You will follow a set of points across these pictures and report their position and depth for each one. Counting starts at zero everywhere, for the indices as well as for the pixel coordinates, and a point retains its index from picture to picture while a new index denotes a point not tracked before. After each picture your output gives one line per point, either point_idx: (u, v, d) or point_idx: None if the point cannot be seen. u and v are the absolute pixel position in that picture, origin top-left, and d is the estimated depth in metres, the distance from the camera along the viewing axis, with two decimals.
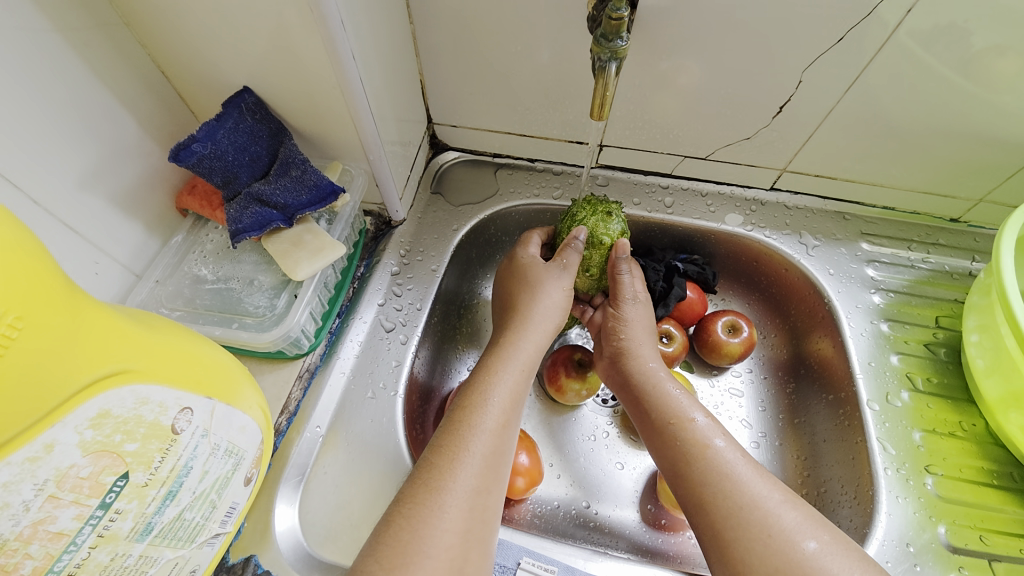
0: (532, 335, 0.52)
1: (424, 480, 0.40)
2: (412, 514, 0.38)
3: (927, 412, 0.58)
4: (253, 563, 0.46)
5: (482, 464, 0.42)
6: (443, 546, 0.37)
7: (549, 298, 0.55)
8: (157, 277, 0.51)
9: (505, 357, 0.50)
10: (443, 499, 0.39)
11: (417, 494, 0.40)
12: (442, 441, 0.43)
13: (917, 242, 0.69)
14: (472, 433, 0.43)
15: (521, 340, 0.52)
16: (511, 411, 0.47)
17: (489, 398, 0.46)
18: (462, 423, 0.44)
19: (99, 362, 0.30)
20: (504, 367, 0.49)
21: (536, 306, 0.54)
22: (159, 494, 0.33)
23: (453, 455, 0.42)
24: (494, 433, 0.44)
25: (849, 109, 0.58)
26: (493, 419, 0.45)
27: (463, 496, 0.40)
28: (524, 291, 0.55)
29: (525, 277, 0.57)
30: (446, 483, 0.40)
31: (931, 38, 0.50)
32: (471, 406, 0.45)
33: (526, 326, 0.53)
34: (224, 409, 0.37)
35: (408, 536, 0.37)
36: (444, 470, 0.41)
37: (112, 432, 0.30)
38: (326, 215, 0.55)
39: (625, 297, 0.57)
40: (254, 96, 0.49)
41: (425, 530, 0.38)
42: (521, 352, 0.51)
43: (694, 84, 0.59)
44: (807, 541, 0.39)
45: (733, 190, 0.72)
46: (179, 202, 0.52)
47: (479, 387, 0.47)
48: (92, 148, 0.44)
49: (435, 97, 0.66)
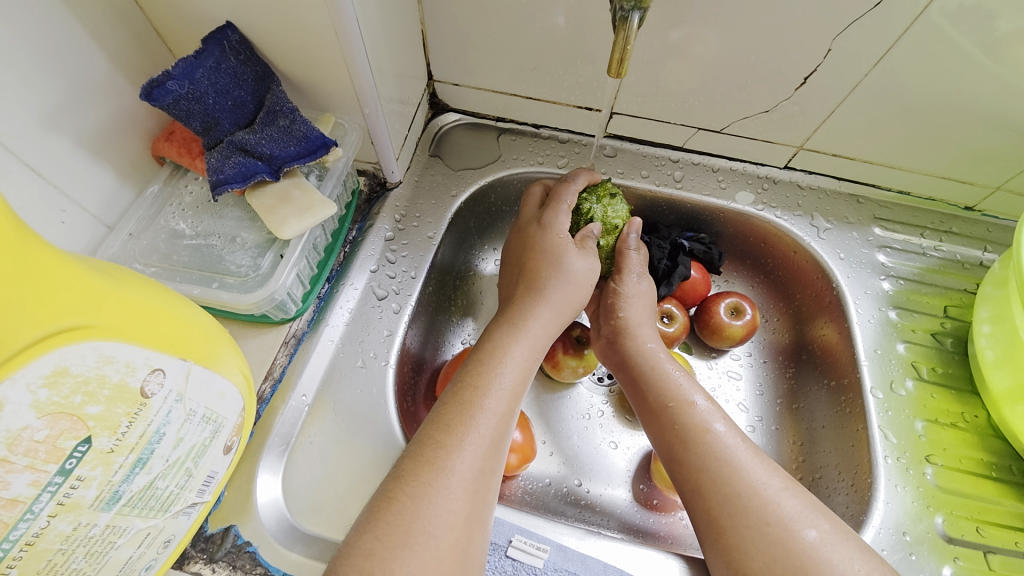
0: (544, 317, 0.50)
1: (427, 458, 0.38)
2: (415, 493, 0.36)
3: (930, 402, 0.57)
4: (233, 533, 0.44)
5: (488, 445, 0.40)
6: (447, 527, 0.35)
7: (574, 279, 0.52)
8: (130, 231, 0.47)
9: (518, 336, 0.48)
10: (447, 479, 0.37)
11: (420, 473, 0.37)
12: (446, 418, 0.41)
13: (930, 229, 0.66)
14: (481, 413, 0.41)
15: (532, 321, 0.49)
16: (519, 395, 0.44)
17: (500, 378, 0.44)
18: (470, 402, 0.42)
19: (55, 316, 0.27)
20: (515, 346, 0.47)
21: (557, 285, 0.51)
22: (127, 461, 0.31)
23: (459, 434, 0.39)
24: (502, 416, 0.42)
25: (873, 87, 0.55)
26: (500, 398, 0.43)
27: (468, 476, 0.38)
28: (546, 264, 0.52)
29: (548, 249, 0.53)
30: (451, 463, 0.38)
31: (961, 16, 0.47)
32: (481, 385, 0.43)
33: (540, 306, 0.50)
34: (201, 372, 0.34)
35: (410, 516, 0.35)
36: (449, 449, 0.38)
37: (71, 393, 0.27)
38: (316, 170, 0.52)
39: (629, 271, 0.56)
40: (237, 34, 0.45)
41: (427, 510, 0.35)
42: (534, 332, 0.48)
43: (709, 55, 0.55)
44: (808, 530, 0.38)
45: (745, 166, 0.69)
46: (155, 149, 0.48)
47: (488, 365, 0.44)
48: (56, 83, 0.39)
49: (436, 51, 0.62)
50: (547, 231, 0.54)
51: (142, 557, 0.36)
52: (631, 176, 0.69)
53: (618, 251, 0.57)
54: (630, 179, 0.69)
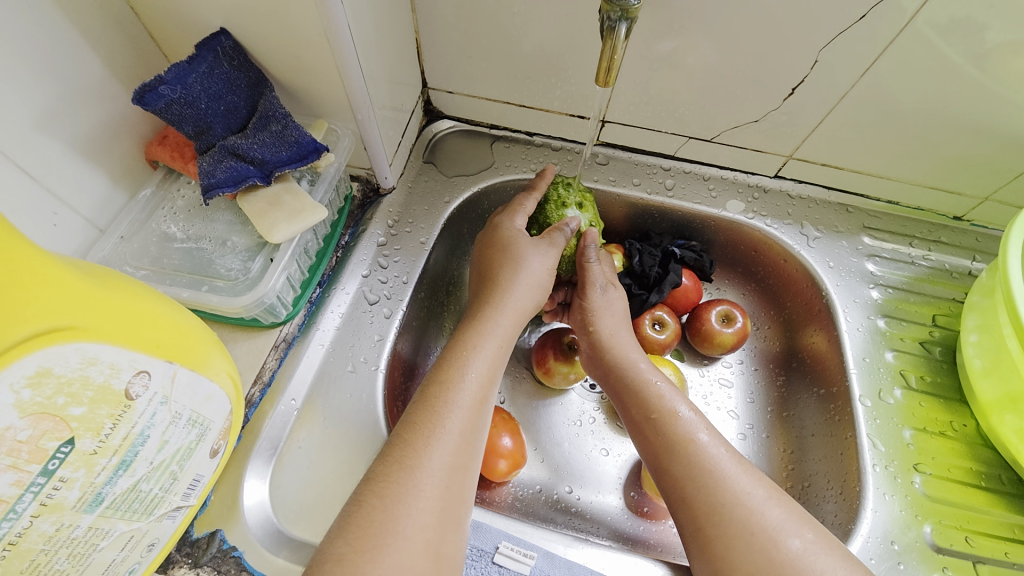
0: (509, 311, 0.50)
1: (396, 458, 0.38)
2: (386, 494, 0.36)
3: (919, 411, 0.58)
4: (218, 538, 0.43)
5: (456, 442, 0.40)
6: (418, 526, 0.35)
7: (532, 270, 0.52)
8: (121, 234, 0.47)
9: (482, 332, 0.47)
10: (416, 478, 0.37)
11: (390, 473, 0.37)
12: (414, 417, 0.41)
13: (919, 238, 0.67)
14: (447, 409, 0.41)
15: (498, 316, 0.49)
16: (486, 389, 0.44)
17: (465, 374, 0.44)
18: (436, 399, 0.42)
19: (37, 317, 0.26)
20: (481, 342, 0.47)
21: (518, 276, 0.51)
22: (111, 463, 0.31)
23: (425, 432, 0.39)
24: (470, 410, 0.42)
25: (861, 98, 0.56)
26: (468, 397, 0.42)
27: (437, 474, 0.38)
28: (504, 261, 0.52)
29: (507, 247, 0.53)
30: (419, 461, 0.38)
31: (948, 29, 0.48)
32: (446, 380, 0.43)
33: (504, 300, 0.50)
34: (187, 375, 0.34)
35: (381, 517, 0.35)
36: (417, 447, 0.38)
37: (54, 394, 0.27)
38: (308, 175, 0.52)
39: (592, 284, 0.56)
40: (232, 40, 0.45)
41: (398, 510, 0.35)
42: (496, 325, 0.48)
43: (702, 66, 0.56)
44: (791, 539, 0.38)
45: (736, 175, 0.69)
46: (148, 153, 0.49)
47: (454, 362, 0.44)
48: (50, 86, 0.40)
49: (431, 59, 0.62)
50: (503, 231, 0.55)
51: (126, 560, 0.35)
52: (623, 183, 0.69)
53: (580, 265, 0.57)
54: (622, 186, 0.69)
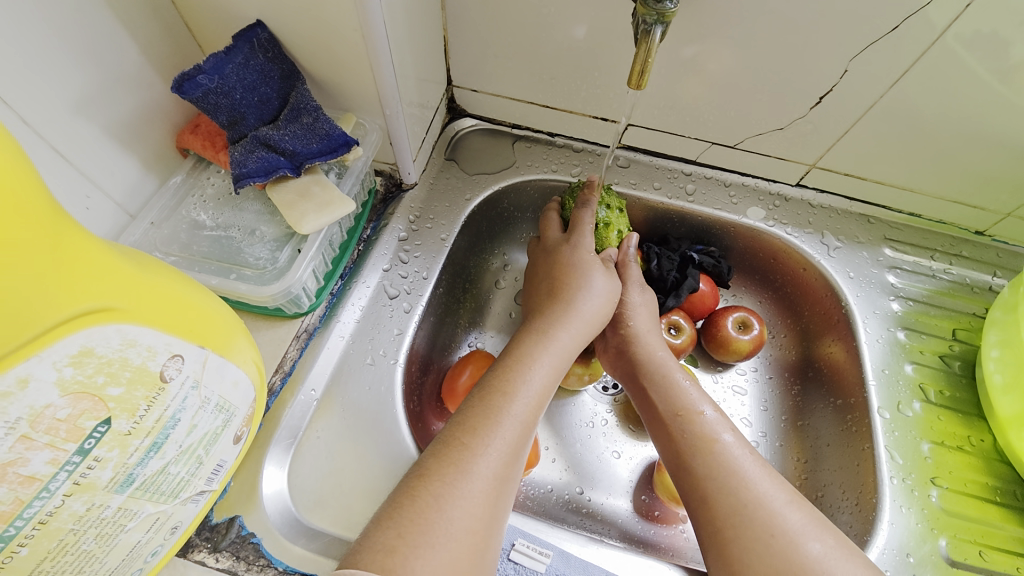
0: (573, 327, 0.50)
1: (452, 459, 0.38)
2: (439, 494, 0.36)
3: (937, 424, 0.57)
4: (237, 524, 0.44)
5: (511, 451, 0.40)
6: (466, 529, 0.36)
7: (598, 292, 0.52)
8: (152, 219, 0.48)
9: (547, 345, 0.48)
10: (471, 482, 0.37)
11: (444, 474, 0.37)
12: (471, 422, 0.41)
13: (940, 252, 0.67)
14: (508, 419, 0.41)
15: (562, 333, 0.49)
16: (543, 403, 0.45)
17: (527, 386, 0.44)
18: (498, 408, 0.42)
19: (81, 297, 0.27)
20: (543, 355, 0.47)
21: (585, 297, 0.52)
22: (143, 444, 0.31)
23: (486, 439, 0.40)
24: (526, 424, 0.42)
25: (886, 109, 0.55)
26: (526, 409, 0.43)
27: (491, 480, 0.38)
28: (573, 277, 0.53)
29: (575, 263, 0.54)
30: (475, 466, 0.38)
31: (975, 42, 0.48)
32: (509, 391, 0.43)
33: (571, 317, 0.50)
34: (217, 361, 0.35)
35: (433, 516, 0.35)
36: (475, 452, 0.39)
37: (95, 373, 0.28)
38: (336, 168, 0.52)
39: (635, 283, 0.57)
40: (266, 32, 0.46)
41: (450, 511, 0.36)
42: (562, 342, 0.49)
43: (724, 71, 0.56)
44: (811, 543, 0.38)
45: (757, 182, 0.69)
46: (180, 141, 0.49)
47: (518, 373, 0.45)
48: (89, 72, 0.40)
49: (456, 57, 0.63)
50: (577, 250, 0.55)
51: (150, 541, 0.36)
52: (644, 187, 0.69)
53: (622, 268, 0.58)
54: (642, 190, 0.69)
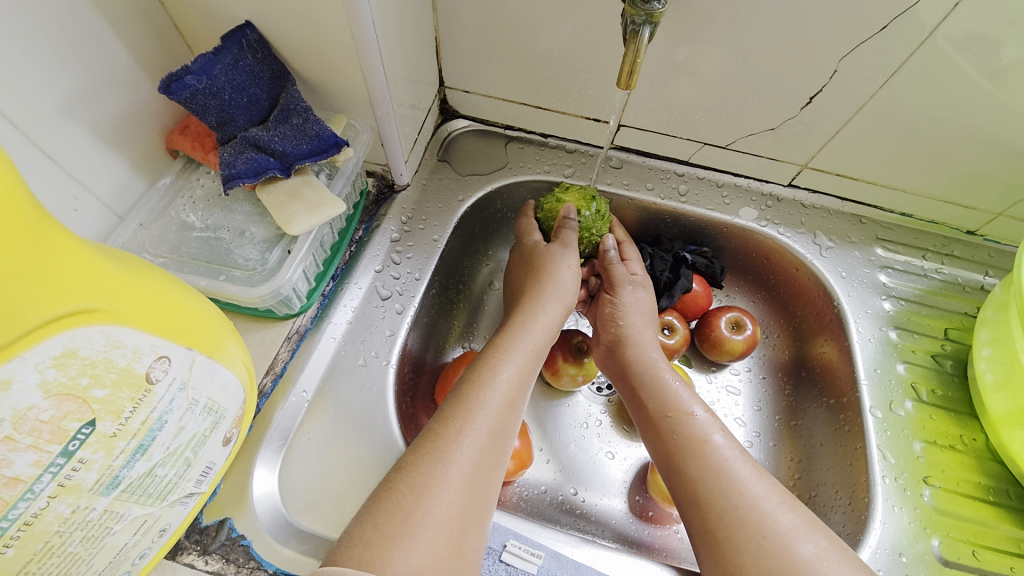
0: (543, 316, 0.51)
1: (427, 450, 0.38)
2: (414, 483, 0.36)
3: (930, 423, 0.57)
4: (227, 526, 0.44)
5: (486, 438, 0.40)
6: (444, 518, 0.36)
7: (557, 277, 0.52)
8: (141, 221, 0.48)
9: (517, 335, 0.48)
10: (446, 470, 0.37)
11: (419, 464, 0.38)
12: (447, 412, 0.41)
13: (932, 251, 0.67)
14: (479, 407, 0.42)
15: (532, 322, 0.50)
16: (518, 388, 0.45)
17: (498, 372, 0.44)
18: (469, 396, 0.42)
19: (64, 298, 0.27)
20: (516, 344, 0.47)
21: (549, 282, 0.52)
22: (129, 446, 0.31)
23: (458, 427, 0.40)
24: (501, 409, 0.42)
25: (876, 110, 0.56)
26: (499, 397, 0.43)
27: (466, 468, 0.38)
28: (534, 268, 0.54)
29: (533, 260, 0.55)
30: (450, 454, 0.38)
31: (962, 43, 0.48)
32: (479, 379, 0.44)
33: (537, 304, 0.51)
34: (205, 362, 0.35)
35: (409, 505, 0.35)
36: (449, 440, 0.39)
37: (79, 375, 0.27)
38: (327, 169, 0.52)
39: (623, 283, 0.57)
40: (256, 33, 0.46)
41: (426, 501, 0.36)
42: (531, 329, 0.49)
43: (715, 73, 0.56)
44: (803, 545, 0.38)
45: (750, 183, 0.69)
46: (169, 142, 0.49)
47: (488, 361, 0.45)
48: (77, 73, 0.40)
49: (448, 58, 0.63)
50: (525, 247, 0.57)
51: (137, 544, 0.36)
52: (636, 188, 0.70)
53: (604, 266, 0.58)
54: (635, 190, 0.69)
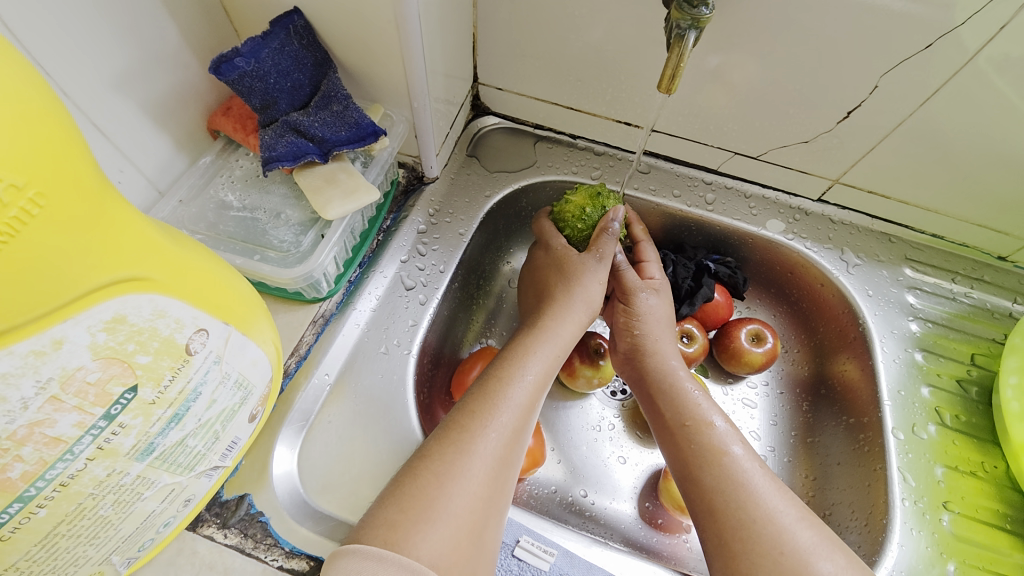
0: (568, 318, 0.51)
1: (451, 440, 0.39)
2: (438, 471, 0.37)
3: (952, 449, 0.56)
4: (247, 502, 0.44)
5: (509, 435, 0.40)
6: (465, 507, 0.36)
7: (585, 286, 0.52)
8: (180, 198, 0.49)
9: (541, 335, 0.49)
10: (469, 461, 0.38)
11: (442, 452, 0.38)
12: (471, 404, 0.41)
13: (962, 275, 0.66)
14: (504, 404, 0.42)
15: (557, 324, 0.50)
16: (540, 388, 0.45)
17: (523, 372, 0.45)
18: (494, 391, 0.42)
19: (116, 266, 0.27)
20: (540, 344, 0.48)
21: (576, 284, 0.52)
22: (165, 415, 0.32)
23: (483, 421, 0.40)
24: (524, 408, 0.43)
25: (915, 128, 0.55)
26: (524, 394, 0.43)
27: (489, 461, 0.38)
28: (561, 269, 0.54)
29: (562, 264, 0.53)
30: (473, 446, 0.38)
31: (1009, 66, 0.47)
32: (505, 376, 0.44)
33: (564, 305, 0.51)
34: (239, 339, 0.35)
35: (433, 492, 0.36)
36: (472, 432, 0.39)
37: (125, 341, 0.28)
38: (362, 157, 0.53)
39: (636, 290, 0.56)
40: (303, 19, 0.46)
41: (450, 488, 0.36)
42: (556, 332, 0.50)
43: (751, 83, 0.56)
44: (822, 562, 0.38)
45: (778, 195, 0.69)
46: (211, 122, 0.50)
47: (514, 360, 0.45)
48: (130, 50, 0.41)
49: (484, 54, 0.63)
50: (552, 251, 0.55)
51: (163, 512, 0.37)
52: (663, 194, 0.69)
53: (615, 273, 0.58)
54: (662, 196, 0.69)
